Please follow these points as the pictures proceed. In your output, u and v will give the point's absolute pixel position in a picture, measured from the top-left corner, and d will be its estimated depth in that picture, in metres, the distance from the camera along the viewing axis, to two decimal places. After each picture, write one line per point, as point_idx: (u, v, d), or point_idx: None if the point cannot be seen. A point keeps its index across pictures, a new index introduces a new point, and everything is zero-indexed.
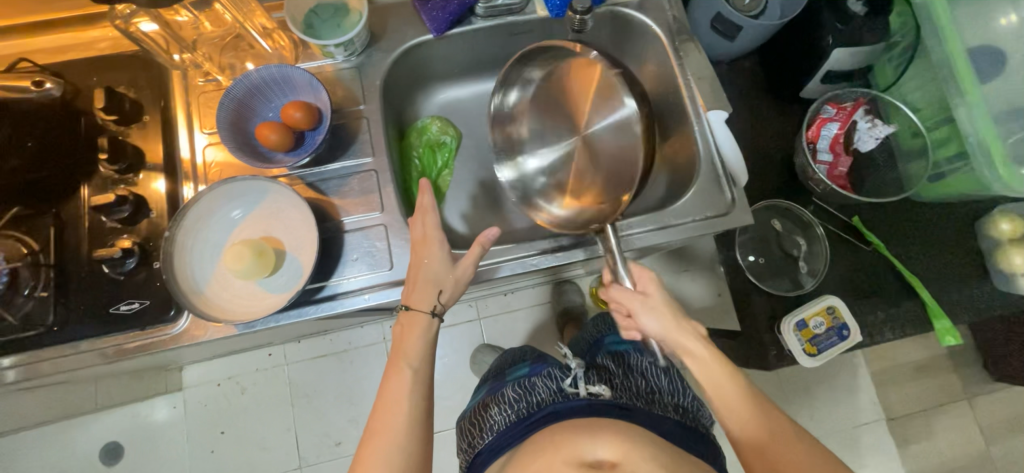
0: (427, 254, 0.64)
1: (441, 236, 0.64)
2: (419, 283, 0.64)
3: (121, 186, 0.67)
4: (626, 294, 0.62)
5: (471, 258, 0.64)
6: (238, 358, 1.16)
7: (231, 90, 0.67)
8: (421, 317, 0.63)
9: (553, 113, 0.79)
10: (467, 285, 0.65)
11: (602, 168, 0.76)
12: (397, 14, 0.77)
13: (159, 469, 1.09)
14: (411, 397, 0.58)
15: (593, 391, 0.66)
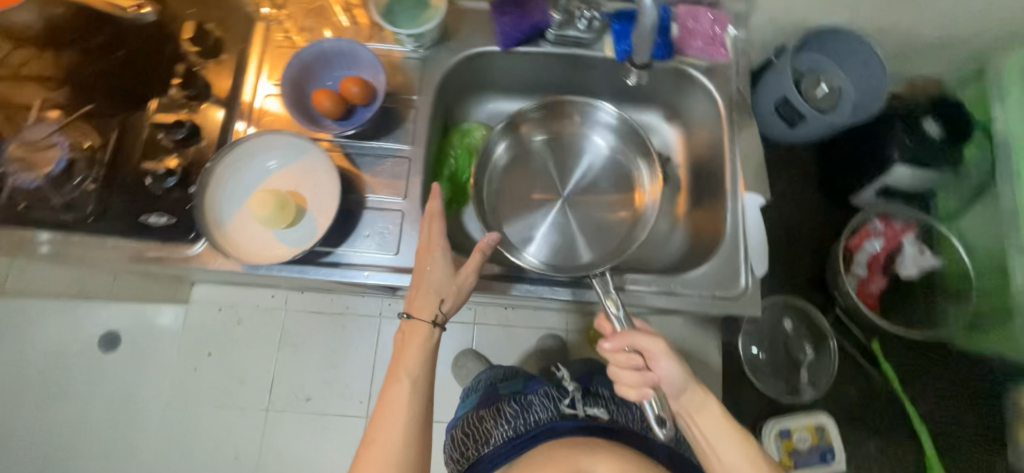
0: (432, 256, 0.66)
1: (445, 245, 0.67)
2: (420, 291, 0.66)
3: (185, 111, 0.73)
4: (650, 336, 0.60)
5: (472, 267, 0.66)
6: (246, 291, 1.22)
7: (302, 51, 0.72)
8: (420, 325, 0.65)
9: (576, 165, 0.86)
10: (465, 296, 0.67)
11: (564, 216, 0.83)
12: (472, 19, 0.80)
13: (147, 370, 1.15)
14: (411, 399, 0.61)
15: (591, 413, 0.69)
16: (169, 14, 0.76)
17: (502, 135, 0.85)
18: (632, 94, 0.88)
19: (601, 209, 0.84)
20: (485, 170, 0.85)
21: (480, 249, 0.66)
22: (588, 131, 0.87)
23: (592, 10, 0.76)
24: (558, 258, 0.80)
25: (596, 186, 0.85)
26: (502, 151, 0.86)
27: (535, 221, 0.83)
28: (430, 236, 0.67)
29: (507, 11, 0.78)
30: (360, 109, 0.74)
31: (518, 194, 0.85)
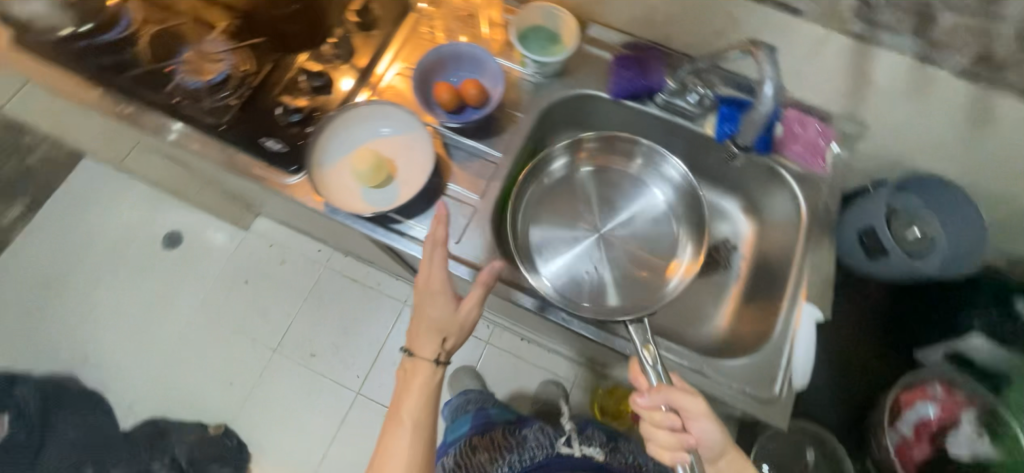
0: (433, 299, 0.69)
1: (445, 282, 0.69)
2: (426, 327, 0.70)
3: (329, 66, 0.84)
4: (692, 394, 0.59)
5: (475, 302, 0.70)
6: (301, 242, 1.69)
7: (443, 46, 0.81)
8: (425, 364, 0.70)
9: (624, 207, 0.87)
10: (468, 328, 0.72)
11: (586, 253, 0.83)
12: (592, 63, 0.87)
13: (213, 268, 1.67)
14: (413, 439, 0.69)
15: (585, 451, 0.81)
16: None
17: (565, 152, 0.86)
18: (716, 175, 0.90)
19: (632, 261, 0.84)
20: (537, 182, 0.86)
21: (481, 283, 0.68)
22: (647, 177, 0.87)
23: (705, 89, 0.80)
24: (564, 285, 0.81)
25: (636, 238, 0.85)
26: (559, 170, 0.88)
27: (562, 246, 0.84)
28: (430, 281, 0.69)
29: (626, 65, 0.84)
30: (468, 110, 0.81)
31: (554, 215, 0.85)
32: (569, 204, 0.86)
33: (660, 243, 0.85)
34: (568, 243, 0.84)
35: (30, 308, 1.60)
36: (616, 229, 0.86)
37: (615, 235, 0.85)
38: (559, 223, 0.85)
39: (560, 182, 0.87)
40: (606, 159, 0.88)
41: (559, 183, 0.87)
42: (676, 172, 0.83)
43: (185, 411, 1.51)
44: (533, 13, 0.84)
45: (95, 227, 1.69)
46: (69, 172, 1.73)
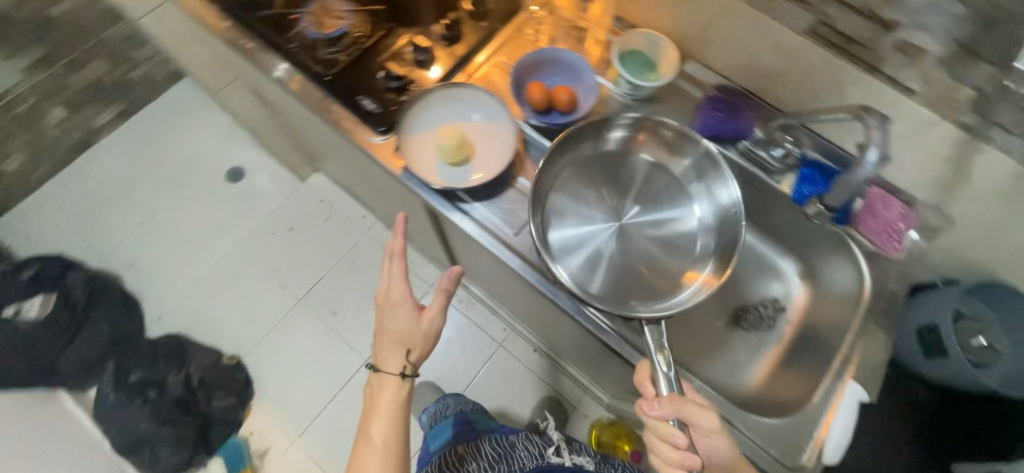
0: (392, 313, 0.83)
1: (407, 299, 0.82)
2: (392, 337, 0.83)
3: (435, 44, 0.87)
4: (704, 409, 0.61)
5: (439, 309, 0.82)
6: (347, 203, 1.79)
7: (544, 50, 0.82)
8: (391, 377, 0.83)
9: (659, 209, 0.82)
10: (430, 339, 0.84)
11: (605, 234, 0.80)
12: (681, 98, 0.87)
13: (267, 211, 1.77)
14: (382, 442, 0.79)
15: (575, 460, 0.84)
16: None
17: (627, 126, 0.81)
18: (780, 233, 0.89)
19: (646, 259, 0.80)
20: (577, 148, 0.82)
21: (440, 288, 0.82)
22: (694, 182, 0.82)
23: (793, 145, 0.81)
24: (573, 256, 0.78)
25: (658, 239, 0.81)
26: (613, 141, 0.83)
27: (584, 220, 0.80)
28: (390, 296, 0.83)
29: (717, 105, 0.84)
30: (553, 114, 0.83)
31: (584, 185, 0.81)
32: (601, 178, 0.82)
33: (683, 256, 0.80)
34: (589, 219, 0.80)
35: (99, 204, 1.73)
36: (642, 223, 0.82)
37: (639, 228, 0.81)
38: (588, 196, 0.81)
39: (600, 154, 0.83)
40: (663, 150, 0.82)
41: (598, 154, 0.83)
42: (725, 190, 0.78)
43: (206, 333, 1.58)
44: (637, 38, 0.86)
45: (173, 145, 1.83)
46: (164, 90, 1.87)
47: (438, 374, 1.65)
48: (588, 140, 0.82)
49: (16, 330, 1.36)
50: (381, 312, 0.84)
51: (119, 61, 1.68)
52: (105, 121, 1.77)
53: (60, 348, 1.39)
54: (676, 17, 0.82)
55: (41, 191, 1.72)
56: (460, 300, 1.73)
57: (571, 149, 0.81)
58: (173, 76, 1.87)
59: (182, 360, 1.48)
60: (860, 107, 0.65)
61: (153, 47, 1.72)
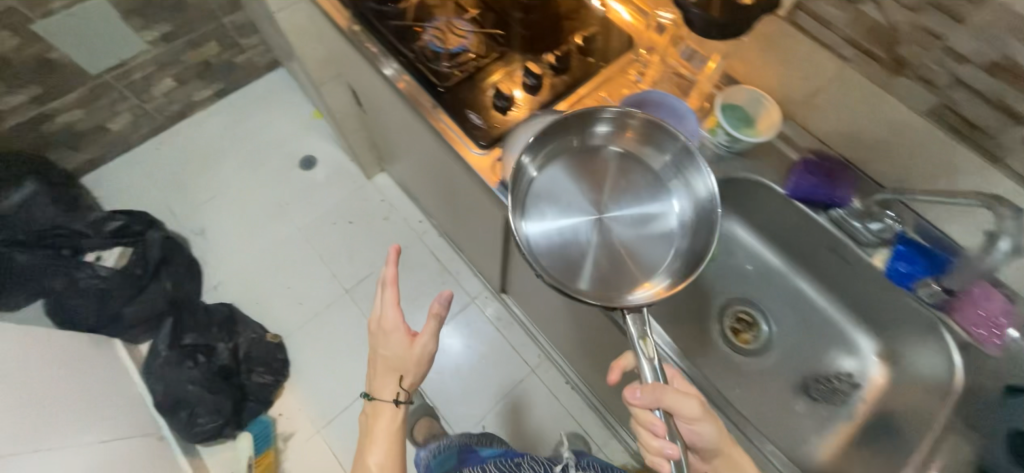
0: (385, 340, 0.90)
1: (401, 329, 0.89)
2: (386, 363, 0.90)
3: (544, 72, 0.91)
4: (688, 398, 0.63)
5: (429, 335, 0.89)
6: (405, 207, 1.86)
7: (654, 93, 0.84)
8: (386, 404, 0.91)
9: (635, 205, 0.77)
10: (423, 364, 0.91)
11: (579, 229, 0.75)
12: (776, 156, 0.88)
13: (331, 201, 1.86)
14: (381, 463, 0.89)
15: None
16: (579, 16, 0.95)
17: (614, 120, 0.78)
18: (862, 307, 0.87)
19: (619, 256, 0.74)
20: (564, 140, 0.79)
21: (433, 313, 0.87)
22: (674, 179, 0.77)
23: (893, 221, 0.79)
24: (545, 249, 0.73)
25: (631, 237, 0.75)
26: (602, 136, 0.80)
27: (559, 210, 0.76)
28: (383, 324, 0.90)
29: (813, 171, 0.83)
30: None
31: (567, 174, 0.78)
32: (582, 171, 0.78)
33: (654, 255, 0.74)
34: (564, 210, 0.76)
35: (182, 170, 1.86)
36: (620, 221, 0.76)
37: (616, 225, 0.75)
38: (568, 185, 0.77)
39: (584, 147, 0.79)
40: (644, 146, 0.78)
41: (581, 146, 0.79)
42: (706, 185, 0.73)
43: (257, 309, 1.66)
44: (740, 93, 0.87)
45: (257, 127, 1.96)
46: (259, 77, 2.02)
47: (466, 388, 1.65)
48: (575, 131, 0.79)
49: (94, 275, 1.43)
50: (375, 338, 0.91)
51: (228, 45, 1.83)
52: (203, 97, 1.92)
53: (127, 300, 1.46)
54: (785, 78, 0.83)
55: (136, 152, 1.86)
56: (499, 319, 1.74)
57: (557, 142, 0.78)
58: (270, 65, 2.02)
59: (232, 330, 1.53)
60: (992, 195, 0.64)
61: (260, 37, 1.87)
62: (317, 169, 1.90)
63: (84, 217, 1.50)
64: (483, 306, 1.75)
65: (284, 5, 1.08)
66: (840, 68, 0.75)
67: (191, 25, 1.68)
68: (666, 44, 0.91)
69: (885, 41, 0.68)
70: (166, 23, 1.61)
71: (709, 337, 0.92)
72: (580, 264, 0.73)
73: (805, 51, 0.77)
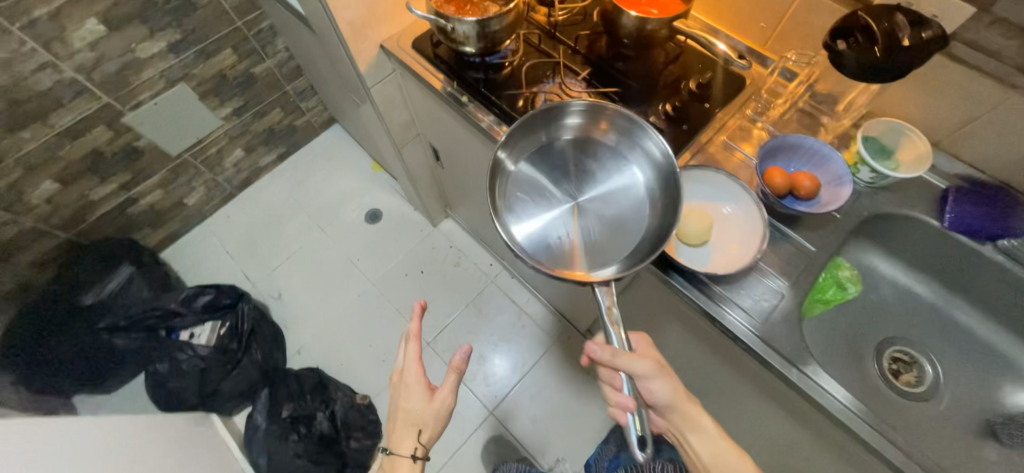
0: (406, 392, 0.92)
1: (420, 380, 0.92)
2: (406, 416, 0.91)
3: (664, 123, 0.88)
4: (642, 360, 0.69)
5: (449, 389, 0.90)
6: (474, 251, 1.86)
7: (789, 137, 0.81)
8: (403, 458, 0.89)
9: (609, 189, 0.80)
10: (441, 418, 0.91)
11: (555, 215, 0.79)
12: (921, 187, 0.83)
13: (400, 251, 1.86)
14: None
15: None
16: (690, 63, 0.93)
17: (582, 113, 0.82)
18: None
19: (598, 238, 0.76)
20: (534, 137, 0.84)
21: (454, 368, 0.88)
22: (636, 155, 0.80)
23: None
24: (523, 234, 0.77)
25: (607, 218, 0.78)
26: (573, 130, 0.84)
27: (537, 202, 0.80)
28: (405, 376, 0.93)
29: (973, 202, 0.79)
30: (789, 199, 0.81)
31: (544, 171, 0.82)
32: (554, 160, 0.83)
33: (631, 232, 0.76)
34: (545, 203, 0.80)
35: (252, 235, 1.89)
36: (595, 204, 0.79)
37: (591, 209, 0.79)
38: (545, 179, 0.82)
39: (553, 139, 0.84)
40: (610, 134, 0.82)
41: (550, 139, 0.84)
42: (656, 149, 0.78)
43: (342, 370, 1.66)
44: (876, 124, 0.83)
45: (319, 186, 1.98)
46: (317, 136, 2.07)
47: (562, 436, 1.56)
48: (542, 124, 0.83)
49: (195, 355, 1.44)
50: (397, 391, 0.94)
51: (290, 110, 1.87)
52: (267, 162, 1.97)
53: (224, 375, 1.47)
54: (931, 106, 0.80)
55: (208, 222, 1.91)
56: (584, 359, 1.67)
57: (530, 139, 0.83)
58: (326, 123, 2.07)
59: (325, 396, 1.52)
60: None
61: (319, 99, 1.92)
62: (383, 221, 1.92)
63: (175, 296, 1.51)
64: (564, 347, 1.69)
65: (378, 78, 1.10)
66: (1005, 97, 0.71)
67: (259, 97, 1.73)
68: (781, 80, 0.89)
69: None
70: (237, 98, 1.67)
71: (869, 381, 0.86)
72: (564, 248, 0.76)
73: (958, 81, 0.74)
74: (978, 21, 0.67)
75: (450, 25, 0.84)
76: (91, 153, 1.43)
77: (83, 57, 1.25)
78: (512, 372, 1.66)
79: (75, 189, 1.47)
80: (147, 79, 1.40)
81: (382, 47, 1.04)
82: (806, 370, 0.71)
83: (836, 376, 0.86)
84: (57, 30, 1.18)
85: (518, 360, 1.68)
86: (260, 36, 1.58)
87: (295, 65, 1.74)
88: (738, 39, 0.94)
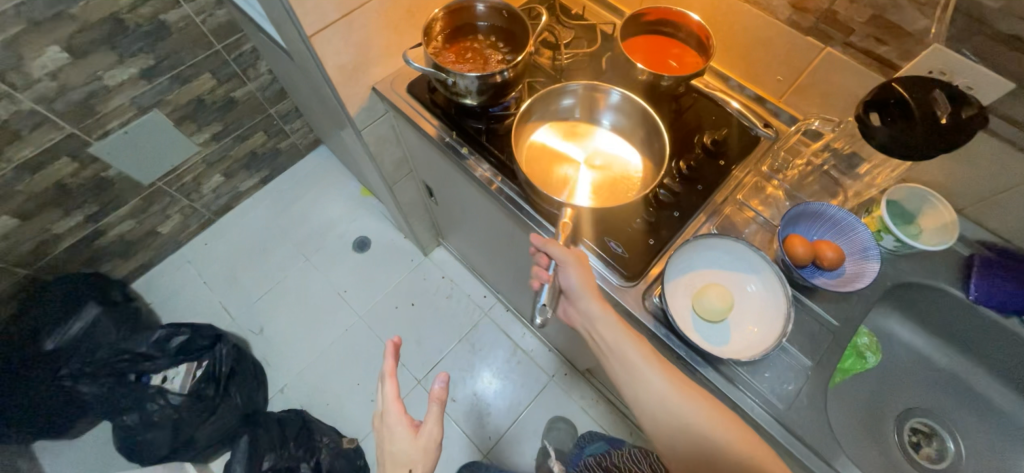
0: (389, 433, 0.78)
1: (404, 418, 0.78)
2: (393, 462, 0.75)
3: (677, 182, 0.82)
4: (558, 247, 0.73)
5: (435, 421, 0.76)
6: (468, 280, 1.79)
7: (813, 204, 0.77)
8: None
9: (611, 156, 0.84)
10: (433, 452, 0.76)
11: (567, 180, 0.81)
12: (944, 255, 0.80)
13: (390, 281, 1.78)
14: None
15: None
16: (704, 117, 0.88)
17: (578, 93, 0.83)
18: None
19: (608, 197, 0.79)
20: (544, 116, 0.86)
21: (437, 397, 0.75)
22: (623, 118, 0.84)
23: None
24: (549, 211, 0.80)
25: (612, 182, 0.81)
26: (572, 108, 0.86)
27: (550, 170, 0.82)
28: (387, 415, 0.79)
29: (1002, 274, 0.75)
30: (810, 270, 0.76)
31: (555, 148, 0.84)
32: (562, 137, 0.85)
33: (632, 191, 0.80)
34: (555, 172, 0.82)
35: (231, 265, 1.78)
36: (602, 173, 0.82)
37: (599, 176, 0.82)
38: (557, 155, 0.83)
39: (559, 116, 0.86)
40: (609, 110, 0.84)
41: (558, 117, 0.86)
42: (618, 97, 0.81)
43: (327, 411, 1.55)
44: (901, 189, 0.78)
45: (304, 212, 1.89)
46: (302, 158, 1.98)
47: None
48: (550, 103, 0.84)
49: (167, 404, 1.33)
50: (381, 433, 0.79)
51: (273, 133, 1.78)
52: (249, 187, 1.87)
53: (201, 422, 1.36)
54: (959, 174, 0.76)
55: (185, 251, 1.79)
56: (583, 396, 1.59)
57: (538, 118, 0.85)
58: (312, 145, 1.97)
59: (310, 444, 1.42)
60: None
61: (304, 121, 1.83)
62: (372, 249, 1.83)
63: (146, 338, 1.44)
64: (561, 384, 1.61)
65: (369, 120, 1.03)
66: None
67: (240, 121, 1.64)
68: (798, 137, 0.85)
69: None
70: (216, 123, 1.57)
71: (893, 458, 0.82)
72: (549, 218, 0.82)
73: (989, 152, 0.70)
74: (1016, 97, 0.63)
75: (450, 79, 0.78)
76: (53, 187, 1.32)
77: (43, 87, 1.16)
78: (507, 410, 1.58)
79: (36, 224, 1.36)
80: (117, 107, 1.31)
81: (375, 89, 0.97)
82: (835, 464, 0.66)
83: (862, 451, 0.81)
84: (13, 59, 1.08)
85: (513, 397, 1.60)
86: (241, 59, 1.48)
87: (279, 88, 1.65)
88: (754, 91, 0.89)
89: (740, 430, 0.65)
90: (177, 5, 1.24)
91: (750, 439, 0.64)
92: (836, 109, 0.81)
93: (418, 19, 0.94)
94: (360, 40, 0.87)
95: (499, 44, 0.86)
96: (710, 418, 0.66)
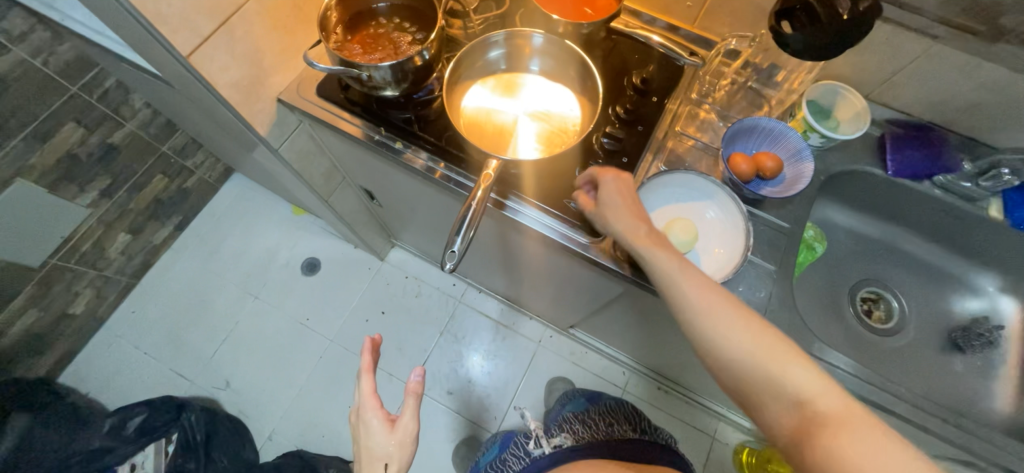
0: (364, 427, 0.71)
1: (375, 410, 0.71)
2: (368, 459, 0.69)
3: (618, 127, 0.82)
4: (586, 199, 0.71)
5: (411, 413, 0.70)
6: (432, 273, 1.74)
7: (745, 121, 0.81)
8: None
9: (547, 104, 0.81)
10: (411, 446, 0.70)
11: (508, 135, 0.78)
12: (862, 140, 0.87)
13: (351, 293, 1.69)
14: None
15: (555, 440, 1.00)
16: (628, 57, 0.88)
17: (502, 43, 0.80)
18: (980, 253, 0.90)
19: (554, 144, 0.77)
20: (469, 77, 0.81)
21: (411, 391, 0.70)
22: (550, 61, 0.82)
23: (1013, 177, 0.78)
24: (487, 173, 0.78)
25: (553, 129, 0.79)
26: (499, 60, 0.82)
27: (490, 128, 0.78)
28: (359, 411, 0.73)
29: (907, 145, 0.84)
30: (756, 182, 0.80)
31: (492, 104, 0.80)
32: (493, 92, 0.81)
33: (575, 132, 0.78)
34: (493, 129, 0.78)
35: (169, 325, 1.60)
36: (542, 121, 0.79)
37: (540, 126, 0.79)
38: (494, 111, 0.80)
39: (484, 74, 0.82)
40: (536, 56, 0.82)
41: (485, 75, 0.82)
42: (541, 40, 0.78)
43: (325, 443, 1.47)
44: (814, 88, 0.83)
45: (236, 248, 1.72)
46: (216, 192, 1.78)
47: None
48: (472, 60, 0.80)
49: None
50: (356, 430, 0.73)
51: (174, 173, 1.58)
52: (163, 238, 1.66)
53: None
54: (862, 63, 0.82)
55: (110, 325, 1.57)
56: (572, 353, 1.64)
57: (467, 81, 0.81)
58: (223, 175, 1.78)
59: None
60: None
61: (207, 152, 1.64)
62: (324, 267, 1.72)
63: (97, 431, 1.33)
64: (549, 348, 1.65)
65: (283, 136, 0.94)
66: (928, 47, 0.74)
67: (128, 168, 1.45)
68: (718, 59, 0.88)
69: (983, 16, 0.67)
70: (102, 178, 1.39)
71: (852, 328, 0.92)
72: (499, 190, 0.80)
73: (884, 37, 0.76)
74: None
75: (364, 73, 0.71)
76: None
77: None
78: (504, 387, 1.59)
79: None
80: None
81: (280, 101, 0.87)
82: (813, 350, 0.73)
83: (826, 331, 0.90)
84: None
85: (508, 372, 1.62)
86: (107, 97, 1.31)
87: (165, 121, 1.47)
88: (667, 22, 0.91)
89: (774, 346, 0.53)
90: (6, 49, 1.09)
91: (798, 366, 0.51)
92: (746, 25, 0.84)
93: (308, 13, 0.85)
94: (248, 49, 0.77)
95: (405, 24, 0.79)
96: (739, 336, 0.54)
